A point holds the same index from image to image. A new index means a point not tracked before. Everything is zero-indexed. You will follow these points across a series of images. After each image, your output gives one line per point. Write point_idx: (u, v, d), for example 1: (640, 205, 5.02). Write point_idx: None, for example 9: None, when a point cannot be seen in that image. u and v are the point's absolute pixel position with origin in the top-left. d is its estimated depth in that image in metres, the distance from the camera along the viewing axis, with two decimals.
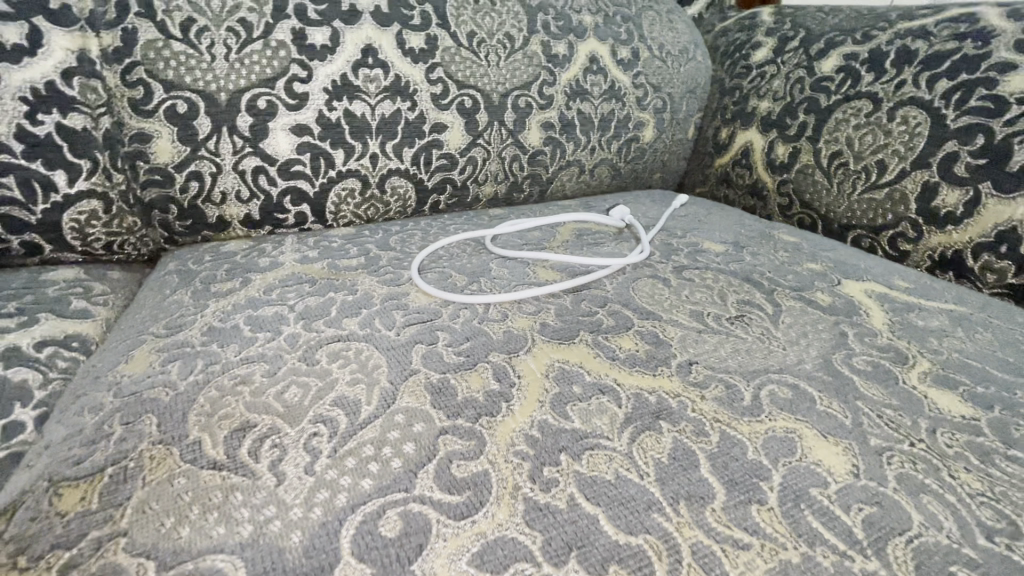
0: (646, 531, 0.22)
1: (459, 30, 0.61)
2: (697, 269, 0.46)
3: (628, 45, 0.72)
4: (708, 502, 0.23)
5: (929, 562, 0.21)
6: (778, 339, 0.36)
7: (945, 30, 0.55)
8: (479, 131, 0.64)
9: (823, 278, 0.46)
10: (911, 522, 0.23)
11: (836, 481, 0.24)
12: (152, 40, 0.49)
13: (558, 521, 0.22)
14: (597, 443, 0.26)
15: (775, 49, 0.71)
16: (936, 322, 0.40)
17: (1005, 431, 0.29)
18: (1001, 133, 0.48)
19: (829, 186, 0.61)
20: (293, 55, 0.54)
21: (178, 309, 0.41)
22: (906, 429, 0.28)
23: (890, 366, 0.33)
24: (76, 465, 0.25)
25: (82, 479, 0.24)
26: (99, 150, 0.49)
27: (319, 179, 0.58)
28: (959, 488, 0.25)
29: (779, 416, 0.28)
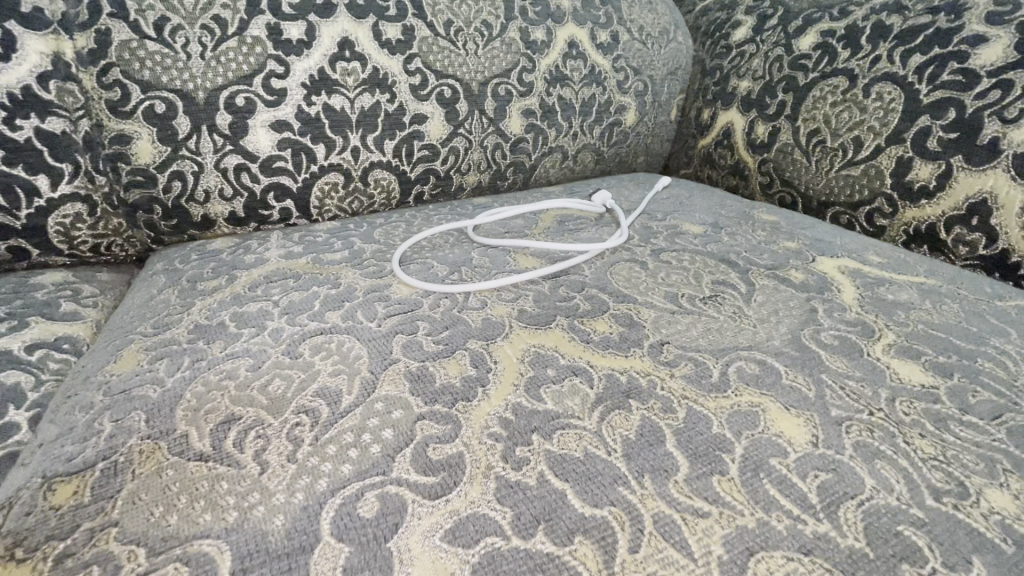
0: (611, 503, 0.23)
1: (436, 19, 0.61)
2: (674, 251, 0.47)
3: (607, 28, 0.72)
4: (672, 475, 0.24)
5: (878, 522, 0.22)
6: (749, 317, 0.37)
7: (919, 4, 0.55)
8: (459, 121, 0.65)
9: (798, 255, 0.47)
10: (865, 486, 0.24)
11: (795, 451, 0.26)
12: (126, 41, 0.49)
13: (527, 497, 0.23)
14: (568, 422, 0.27)
15: (754, 28, 0.71)
16: (905, 295, 0.41)
17: (962, 398, 0.30)
18: (971, 107, 0.48)
19: (808, 164, 0.62)
20: (269, 50, 0.54)
21: (165, 308, 0.42)
22: (867, 399, 0.29)
23: (857, 340, 0.35)
24: (68, 461, 0.26)
25: (73, 475, 0.25)
26: (79, 153, 0.50)
27: (302, 175, 0.59)
28: (912, 453, 0.26)
29: (744, 391, 0.29)
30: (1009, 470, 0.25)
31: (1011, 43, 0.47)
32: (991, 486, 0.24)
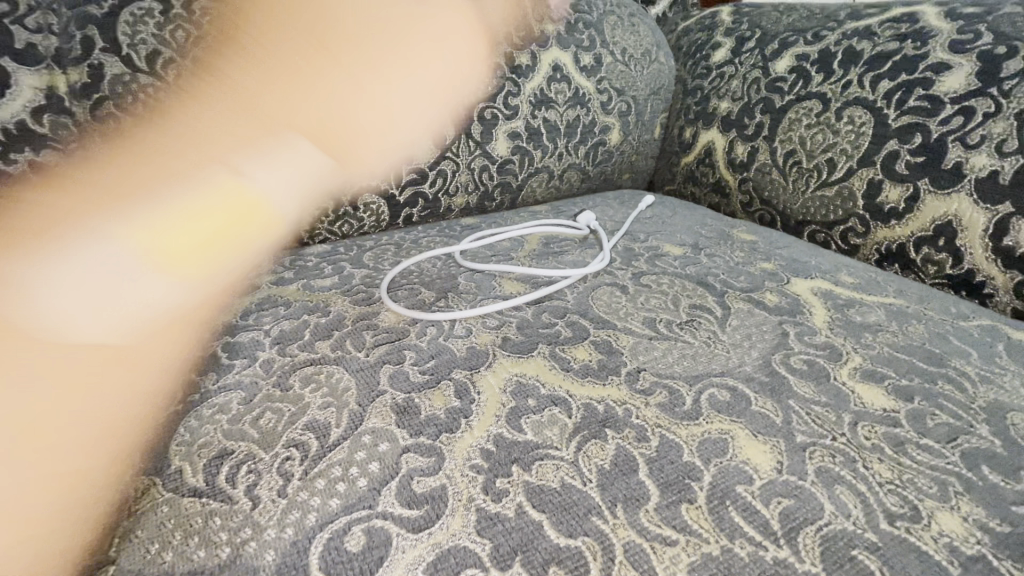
0: (584, 534, 0.24)
1: (422, 46, 0.63)
2: (654, 274, 0.49)
3: (590, 51, 0.74)
4: (643, 504, 0.25)
5: (834, 547, 0.24)
6: (723, 343, 0.38)
7: (887, 31, 0.58)
8: (447, 144, 0.66)
9: (774, 277, 0.49)
10: (824, 511, 0.25)
11: (760, 477, 0.27)
12: (118, 75, 0.51)
13: (506, 529, 0.24)
14: (546, 453, 0.28)
15: (732, 50, 0.74)
16: (873, 317, 0.42)
17: (921, 421, 0.31)
18: (936, 132, 0.50)
19: (785, 184, 0.64)
20: (259, 81, 0.56)
21: (158, 338, 0.43)
22: (831, 425, 0.31)
23: (825, 364, 0.36)
24: (93, 507, 0.27)
25: (94, 522, 0.26)
26: None
27: (293, 201, 0.60)
28: (871, 477, 0.27)
29: (715, 418, 0.31)
30: (960, 492, 0.27)
31: (972, 71, 0.49)
32: (942, 508, 0.26)
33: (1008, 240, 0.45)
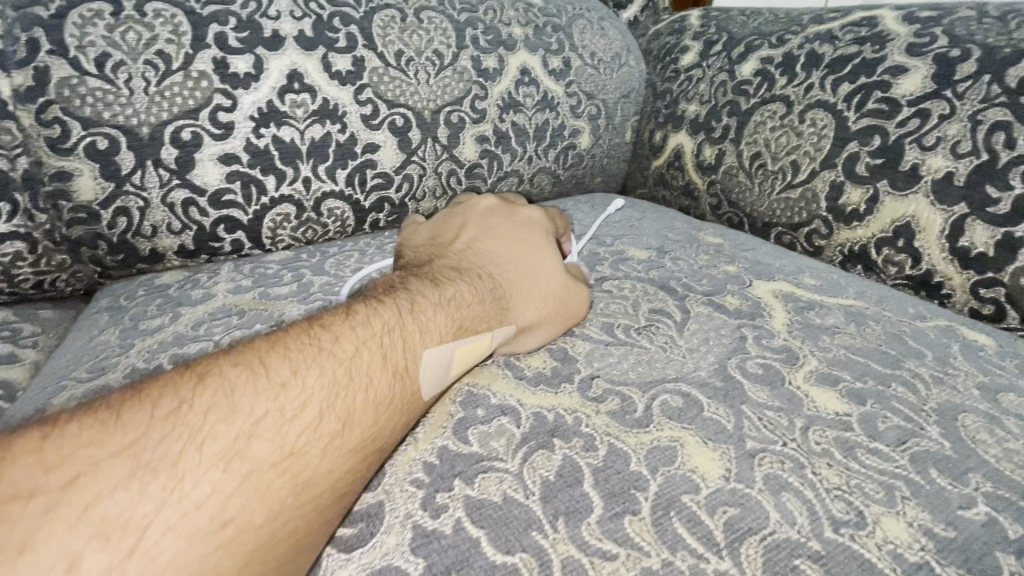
0: (522, 549, 0.23)
1: (386, 49, 0.62)
2: (617, 279, 0.48)
3: (559, 54, 0.74)
4: (585, 516, 0.25)
5: (776, 557, 0.23)
6: (680, 347, 0.38)
7: (847, 34, 0.58)
8: (413, 148, 0.65)
9: (736, 280, 0.49)
10: (768, 520, 0.25)
11: (706, 486, 0.27)
12: (66, 78, 0.49)
13: (441, 546, 0.23)
14: (491, 465, 0.28)
15: (700, 53, 0.74)
16: (832, 319, 0.42)
17: (872, 425, 0.31)
18: (893, 134, 0.51)
19: (751, 186, 0.64)
20: (215, 84, 0.54)
21: (103, 351, 0.42)
22: (782, 430, 0.30)
23: (780, 367, 0.36)
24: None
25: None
26: (18, 192, 0.49)
27: (253, 207, 0.59)
28: (818, 483, 0.27)
29: (665, 425, 0.30)
30: (907, 497, 0.27)
31: (928, 74, 0.50)
32: (888, 514, 0.26)
33: (963, 242, 0.46)
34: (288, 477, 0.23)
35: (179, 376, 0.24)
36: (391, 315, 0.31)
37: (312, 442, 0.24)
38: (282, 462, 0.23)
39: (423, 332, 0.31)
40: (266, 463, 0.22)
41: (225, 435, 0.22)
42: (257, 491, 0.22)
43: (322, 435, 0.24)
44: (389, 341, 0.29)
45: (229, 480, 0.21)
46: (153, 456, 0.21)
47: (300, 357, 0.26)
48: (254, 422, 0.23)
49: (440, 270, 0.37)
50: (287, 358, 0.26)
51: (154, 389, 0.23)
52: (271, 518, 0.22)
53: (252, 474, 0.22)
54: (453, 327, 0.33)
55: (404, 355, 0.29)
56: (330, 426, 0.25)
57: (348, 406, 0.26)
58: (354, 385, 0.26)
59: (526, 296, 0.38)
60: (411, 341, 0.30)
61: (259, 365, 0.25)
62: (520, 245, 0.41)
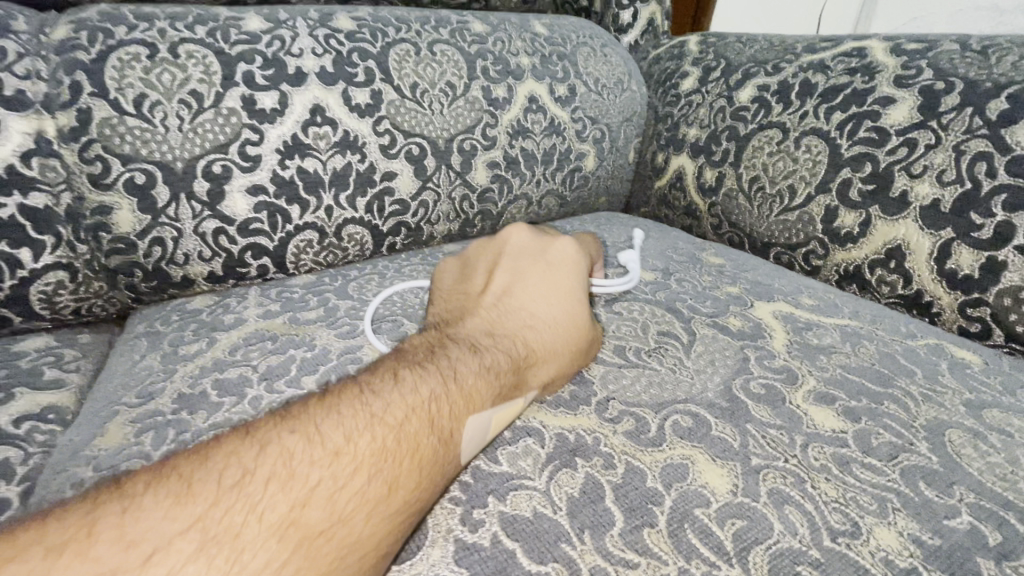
0: (554, 559, 0.26)
1: (402, 82, 0.65)
2: (625, 301, 0.51)
3: (565, 82, 0.77)
4: (608, 529, 0.28)
5: (781, 564, 0.26)
6: (687, 369, 0.41)
7: (839, 65, 0.62)
8: (428, 175, 0.69)
9: (738, 302, 0.52)
10: (773, 531, 0.28)
11: (716, 500, 0.29)
12: (106, 118, 0.53)
13: (481, 557, 0.26)
14: (520, 483, 0.30)
15: (700, 79, 0.78)
16: (829, 339, 0.45)
17: (866, 441, 0.34)
18: (883, 162, 0.54)
19: (750, 208, 0.67)
20: (244, 120, 0.58)
21: (148, 376, 0.45)
22: (784, 447, 0.33)
23: (781, 388, 0.39)
24: None
25: None
26: (62, 225, 0.52)
27: (278, 234, 0.62)
28: (817, 496, 0.30)
29: (677, 444, 0.33)
30: (898, 508, 0.29)
31: (914, 105, 0.53)
32: (881, 524, 0.28)
33: (951, 264, 0.49)
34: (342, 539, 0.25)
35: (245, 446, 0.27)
36: (431, 376, 0.33)
37: (363, 506, 0.26)
38: (337, 525, 0.25)
39: (463, 390, 0.33)
40: (321, 527, 0.25)
41: (283, 503, 0.25)
42: (313, 554, 0.24)
43: (371, 498, 0.26)
44: (433, 400, 0.31)
45: (285, 548, 0.24)
46: (227, 525, 0.24)
47: (351, 423, 0.29)
48: (312, 490, 0.25)
49: (475, 323, 0.39)
50: (342, 425, 0.28)
51: (230, 459, 0.26)
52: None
53: (304, 540, 0.24)
54: (490, 382, 0.34)
55: (448, 414, 0.31)
56: (380, 488, 0.27)
57: (395, 470, 0.28)
58: (400, 447, 0.28)
59: (558, 339, 0.39)
60: (452, 398, 0.32)
61: (317, 433, 0.28)
62: (550, 287, 0.42)
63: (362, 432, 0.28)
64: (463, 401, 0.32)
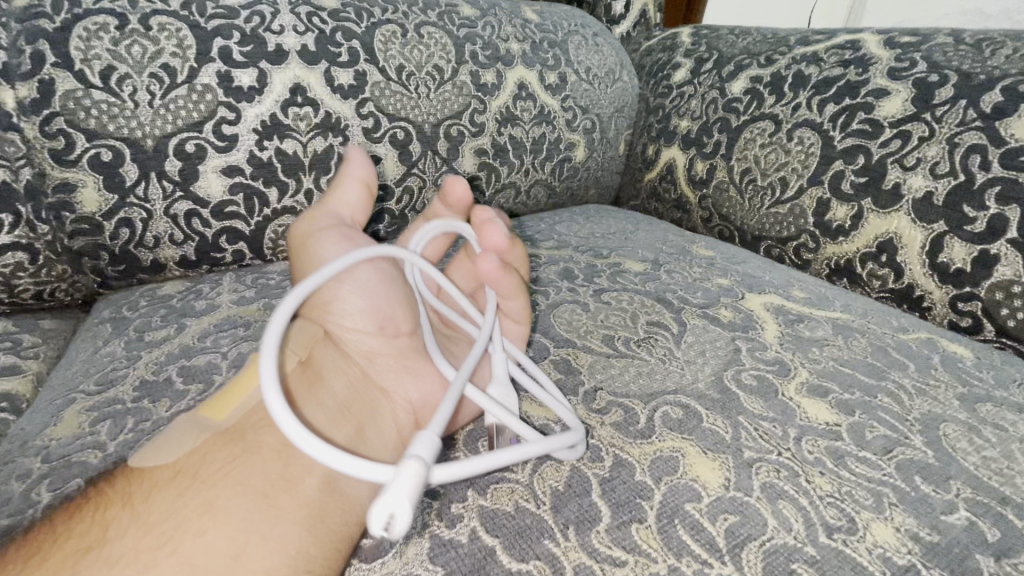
0: (535, 557, 0.24)
1: (388, 64, 0.63)
2: (615, 291, 0.50)
3: (555, 70, 0.75)
4: (594, 525, 0.26)
5: (775, 561, 0.25)
6: (678, 360, 0.39)
7: (832, 57, 0.61)
8: (413, 161, 0.66)
9: (729, 293, 0.51)
10: (767, 526, 0.26)
11: (708, 494, 0.28)
12: (70, 91, 0.50)
13: (458, 555, 0.25)
14: (502, 476, 0.29)
15: (692, 70, 0.77)
16: (820, 331, 0.44)
17: (861, 435, 0.33)
18: (876, 154, 0.53)
19: (742, 201, 0.66)
20: (219, 97, 0.55)
21: (110, 362, 0.43)
22: (777, 440, 0.32)
23: (774, 379, 0.38)
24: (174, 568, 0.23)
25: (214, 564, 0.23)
26: (21, 203, 0.50)
27: (255, 219, 0.59)
28: (811, 491, 0.29)
29: (667, 436, 0.32)
30: (894, 503, 0.28)
31: (908, 97, 0.53)
32: (877, 520, 0.27)
33: (943, 257, 0.48)
34: (107, 559, 0.23)
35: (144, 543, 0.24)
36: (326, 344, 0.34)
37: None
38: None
39: (328, 489, 0.27)
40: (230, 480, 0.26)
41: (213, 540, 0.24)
42: (91, 533, 0.24)
43: (183, 546, 0.23)
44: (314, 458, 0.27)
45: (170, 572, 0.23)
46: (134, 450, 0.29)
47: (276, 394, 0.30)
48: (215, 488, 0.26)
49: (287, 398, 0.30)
50: (258, 414, 0.28)
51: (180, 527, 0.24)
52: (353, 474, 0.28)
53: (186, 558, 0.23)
54: (357, 492, 0.28)
55: (309, 512, 0.26)
56: (212, 548, 0.24)
57: (231, 509, 0.25)
58: (292, 557, 0.24)
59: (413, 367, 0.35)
60: (336, 487, 0.27)
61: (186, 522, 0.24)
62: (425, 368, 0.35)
63: (262, 445, 0.27)
64: (346, 491, 0.27)
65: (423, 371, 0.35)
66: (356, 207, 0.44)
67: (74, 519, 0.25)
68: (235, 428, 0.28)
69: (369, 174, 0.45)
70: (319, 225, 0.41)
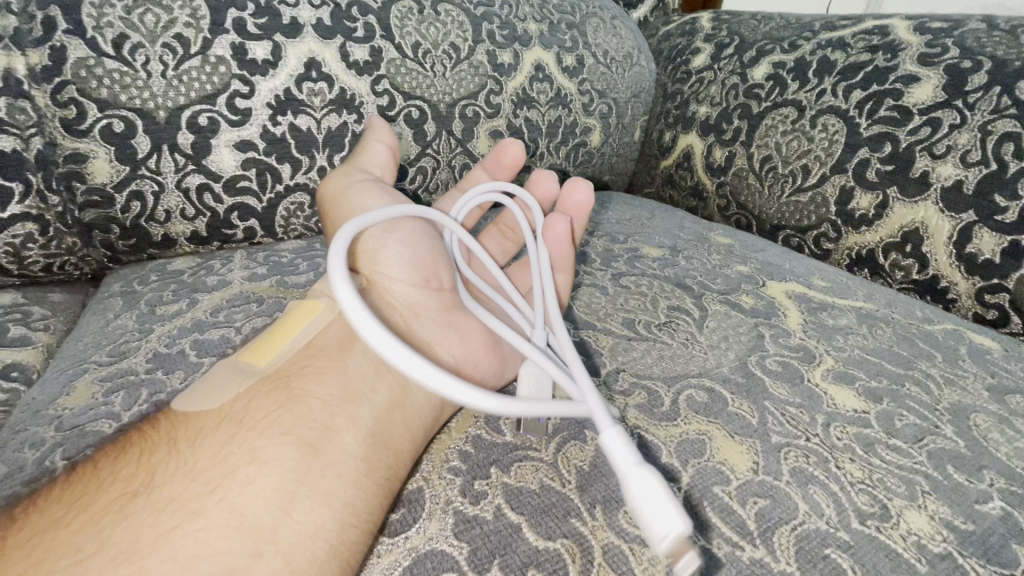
0: (563, 535, 0.24)
1: (404, 40, 0.61)
2: (634, 275, 0.49)
3: (572, 52, 0.73)
4: (622, 505, 0.25)
5: (808, 546, 0.24)
6: (701, 344, 0.39)
7: (860, 42, 0.60)
8: (428, 141, 0.65)
9: (750, 280, 0.50)
10: (798, 511, 0.26)
11: (736, 478, 0.27)
12: (82, 59, 0.48)
13: (484, 532, 0.24)
14: (526, 454, 0.28)
15: (712, 55, 0.75)
16: (844, 320, 0.43)
17: (890, 423, 0.32)
18: (904, 141, 0.52)
19: (761, 189, 0.65)
20: (233, 70, 0.53)
21: (122, 334, 0.42)
22: (805, 425, 0.31)
23: (799, 365, 0.37)
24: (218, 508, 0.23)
25: (261, 505, 0.23)
26: (31, 173, 0.49)
27: (267, 195, 0.58)
28: (842, 477, 0.28)
29: (692, 419, 0.31)
30: (927, 491, 0.28)
31: (939, 84, 0.51)
32: (910, 507, 0.27)
33: (970, 248, 0.47)
34: (155, 502, 0.22)
35: (188, 483, 0.23)
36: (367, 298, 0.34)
37: (307, 551, 0.23)
38: (171, 533, 0.22)
39: (372, 445, 0.27)
40: (273, 423, 0.25)
41: (261, 482, 0.23)
42: (136, 477, 0.23)
43: (232, 492, 0.23)
44: (357, 413, 0.27)
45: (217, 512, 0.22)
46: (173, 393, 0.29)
47: (316, 347, 0.29)
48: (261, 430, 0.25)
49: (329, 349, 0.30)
50: (302, 364, 0.28)
51: (223, 468, 0.24)
52: (398, 423, 0.28)
53: (232, 498, 0.23)
54: (401, 447, 0.28)
55: (355, 465, 0.26)
56: (262, 495, 0.23)
57: (278, 459, 0.24)
58: (338, 507, 0.24)
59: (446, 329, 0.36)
60: (381, 438, 0.27)
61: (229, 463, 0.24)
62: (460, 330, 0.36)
63: (307, 394, 0.27)
64: (391, 448, 0.27)
65: (466, 327, 0.36)
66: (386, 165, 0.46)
67: (117, 463, 0.24)
68: (278, 375, 0.28)
69: (394, 143, 0.47)
70: (354, 187, 0.43)
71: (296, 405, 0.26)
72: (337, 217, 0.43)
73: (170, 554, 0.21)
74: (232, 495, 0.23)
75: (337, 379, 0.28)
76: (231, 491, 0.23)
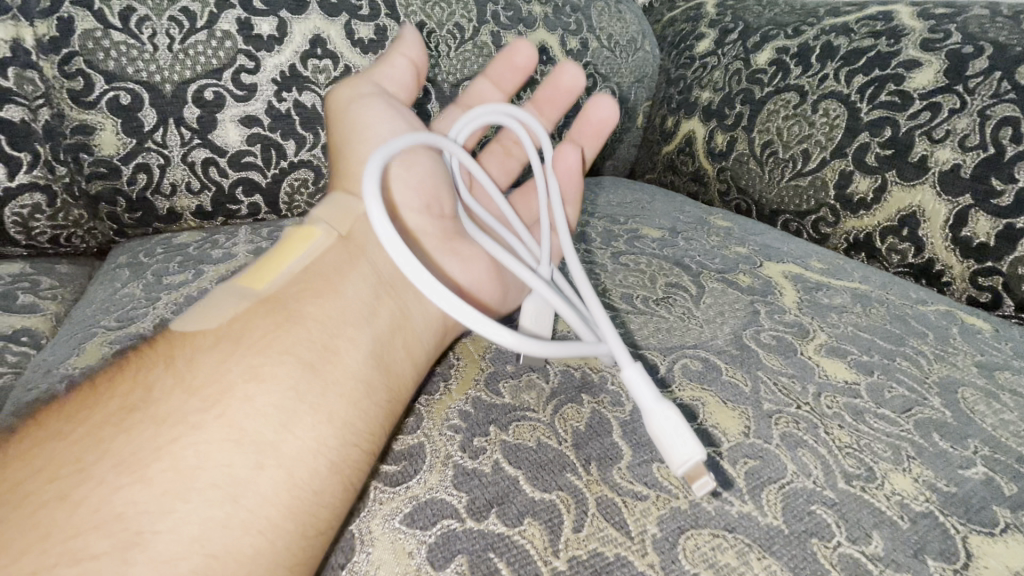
0: (558, 488, 0.25)
1: (408, 20, 0.62)
2: (633, 254, 0.50)
3: (577, 36, 0.73)
4: (616, 462, 0.26)
5: (795, 502, 0.25)
6: (697, 319, 0.39)
7: (863, 28, 0.60)
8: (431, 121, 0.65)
9: (747, 261, 0.50)
10: (786, 471, 0.27)
11: (728, 441, 0.28)
12: (89, 31, 0.49)
13: (482, 483, 0.25)
14: (524, 415, 0.29)
15: (716, 41, 0.75)
16: (839, 299, 0.44)
17: (879, 393, 0.33)
18: (904, 126, 0.53)
19: (761, 174, 0.65)
20: (239, 45, 0.54)
21: (130, 301, 0.43)
22: (796, 394, 0.32)
23: (792, 339, 0.38)
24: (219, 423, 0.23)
25: (262, 422, 0.24)
26: (39, 143, 0.50)
27: (271, 171, 0.58)
28: (830, 441, 0.29)
29: (686, 386, 0.32)
30: (912, 456, 0.28)
31: (940, 69, 0.52)
32: (894, 469, 0.28)
33: (966, 231, 0.48)
34: (151, 416, 0.23)
35: (188, 397, 0.24)
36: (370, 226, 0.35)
37: (308, 464, 0.24)
38: (172, 443, 0.22)
39: (368, 369, 0.28)
40: (272, 344, 0.26)
41: (259, 398, 0.24)
42: (134, 392, 0.24)
43: (231, 408, 0.24)
44: (354, 338, 0.29)
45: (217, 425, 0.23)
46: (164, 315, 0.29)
47: (313, 272, 0.31)
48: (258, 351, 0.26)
49: (325, 277, 0.31)
50: (299, 289, 0.29)
51: (223, 383, 0.25)
52: (391, 352, 0.30)
53: (233, 412, 0.24)
54: (397, 374, 0.29)
55: (354, 385, 0.27)
56: (262, 410, 0.24)
57: (278, 376, 0.25)
58: (338, 424, 0.26)
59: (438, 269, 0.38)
60: (378, 364, 0.29)
61: (228, 380, 0.25)
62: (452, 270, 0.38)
63: (304, 317, 0.28)
64: (388, 370, 0.29)
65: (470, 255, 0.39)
66: (404, 85, 0.46)
67: (115, 379, 0.25)
68: (274, 299, 0.28)
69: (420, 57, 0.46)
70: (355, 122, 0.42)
71: (294, 329, 0.27)
72: (343, 135, 0.43)
73: (171, 465, 0.22)
74: (232, 410, 0.24)
75: (335, 305, 0.29)
76: (230, 405, 0.24)
